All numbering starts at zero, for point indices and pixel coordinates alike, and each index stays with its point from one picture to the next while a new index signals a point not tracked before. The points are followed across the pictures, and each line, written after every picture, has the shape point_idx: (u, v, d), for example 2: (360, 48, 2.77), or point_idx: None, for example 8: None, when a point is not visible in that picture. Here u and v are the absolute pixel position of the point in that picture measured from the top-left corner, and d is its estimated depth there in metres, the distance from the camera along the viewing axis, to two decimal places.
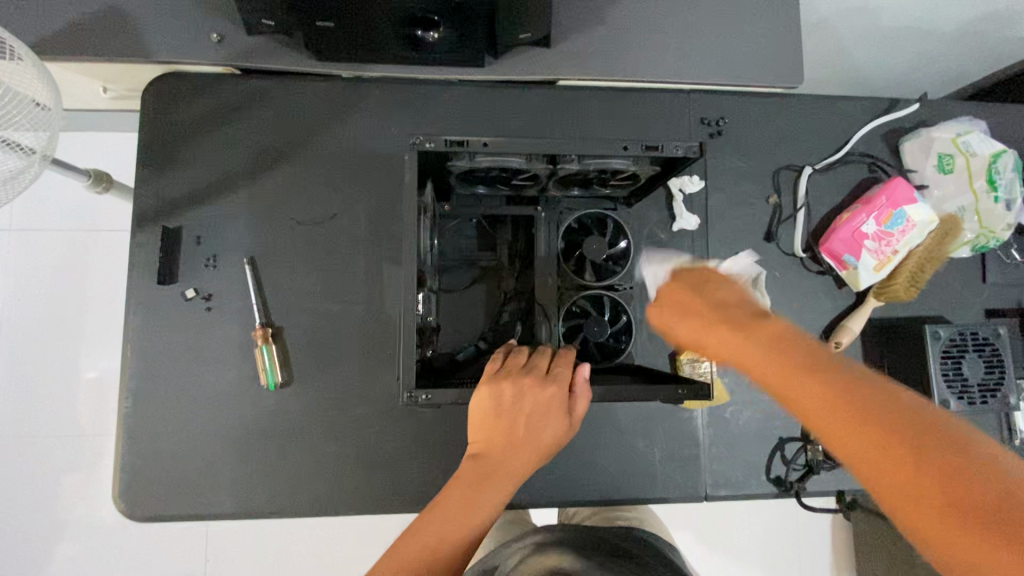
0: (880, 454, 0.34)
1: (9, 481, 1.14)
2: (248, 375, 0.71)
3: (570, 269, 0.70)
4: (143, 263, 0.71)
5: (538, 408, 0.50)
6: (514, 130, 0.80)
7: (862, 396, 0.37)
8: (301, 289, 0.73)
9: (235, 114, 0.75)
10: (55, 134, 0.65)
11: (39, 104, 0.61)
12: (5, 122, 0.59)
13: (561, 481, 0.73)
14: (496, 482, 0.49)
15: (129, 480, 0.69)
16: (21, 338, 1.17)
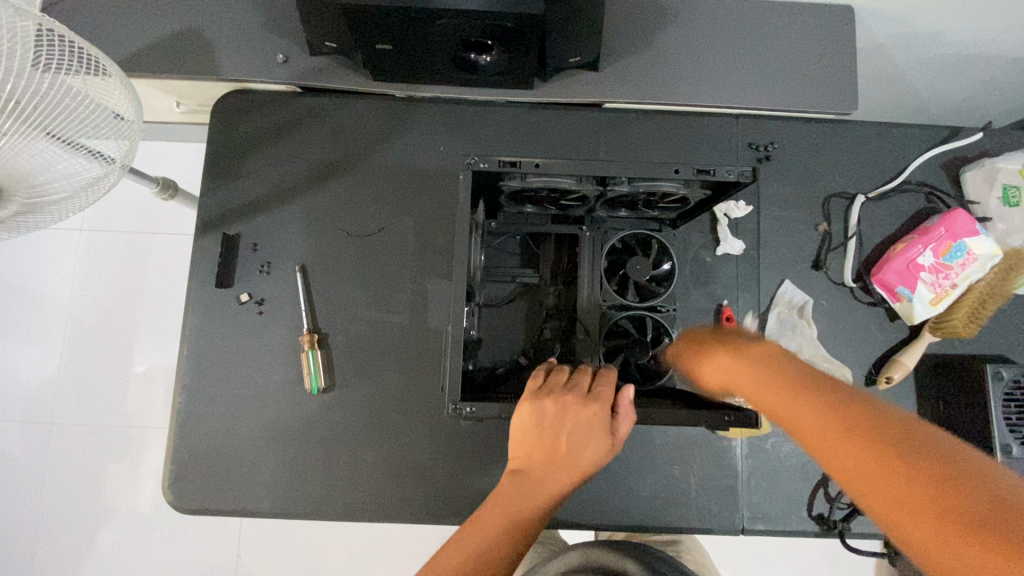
0: (891, 490, 0.33)
1: (71, 464, 1.25)
2: (293, 378, 0.74)
3: (613, 289, 0.69)
4: (203, 267, 0.76)
5: (580, 430, 0.51)
6: (558, 150, 0.82)
7: (879, 427, 0.36)
8: (347, 298, 0.76)
9: (296, 129, 0.80)
10: (135, 143, 0.70)
11: (121, 116, 0.66)
12: (91, 133, 0.64)
13: (593, 503, 0.73)
14: (535, 500, 0.49)
15: (178, 472, 0.72)
16: (88, 331, 1.26)
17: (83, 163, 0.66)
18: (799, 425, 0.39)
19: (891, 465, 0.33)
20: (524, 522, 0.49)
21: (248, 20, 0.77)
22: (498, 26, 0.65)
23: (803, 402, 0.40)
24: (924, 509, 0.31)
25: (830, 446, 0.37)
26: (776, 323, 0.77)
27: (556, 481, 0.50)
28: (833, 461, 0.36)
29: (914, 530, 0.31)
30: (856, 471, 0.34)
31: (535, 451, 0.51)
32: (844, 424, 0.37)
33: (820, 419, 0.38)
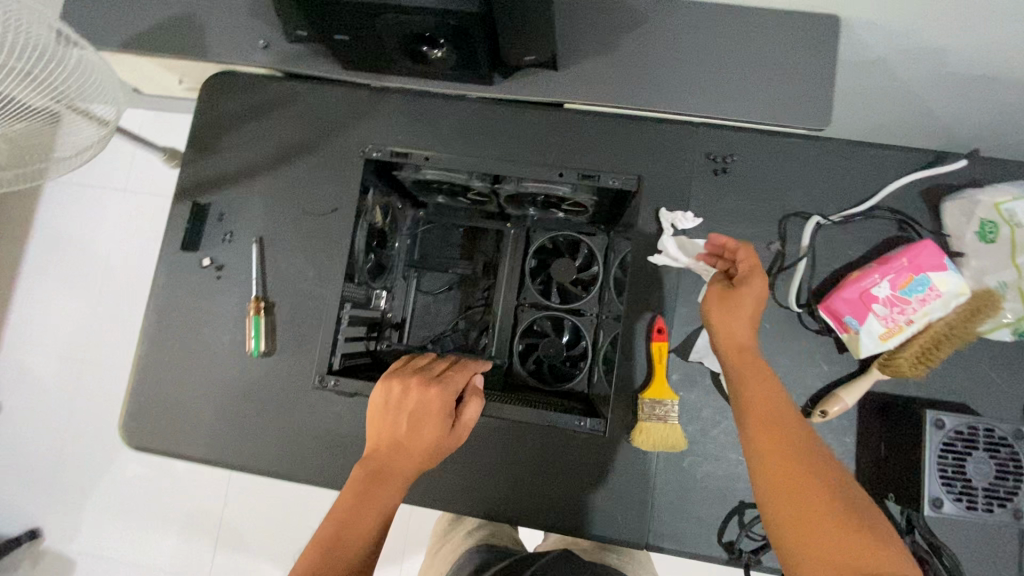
0: (796, 466, 0.53)
1: (107, 393, 1.52)
2: (240, 340, 0.80)
3: (534, 288, 0.72)
4: (175, 230, 0.83)
5: (426, 419, 0.56)
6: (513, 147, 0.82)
7: (796, 443, 0.55)
8: (296, 272, 0.81)
9: (269, 111, 0.86)
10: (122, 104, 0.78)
11: (104, 83, 0.75)
12: (81, 100, 0.73)
13: (500, 494, 0.75)
14: (386, 487, 0.54)
15: (132, 413, 0.80)
16: (129, 284, 1.55)
17: (80, 124, 0.76)
18: (791, 447, 0.54)
19: (797, 454, 0.54)
20: (376, 510, 0.53)
21: (237, 7, 0.84)
22: (441, 23, 0.67)
23: (787, 414, 0.57)
24: (803, 484, 0.52)
25: (778, 441, 0.55)
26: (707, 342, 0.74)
27: (400, 468, 0.54)
28: (778, 452, 0.54)
29: (804, 500, 0.51)
30: (781, 456, 0.54)
31: (383, 437, 0.56)
32: (792, 433, 0.56)
33: (791, 425, 0.56)
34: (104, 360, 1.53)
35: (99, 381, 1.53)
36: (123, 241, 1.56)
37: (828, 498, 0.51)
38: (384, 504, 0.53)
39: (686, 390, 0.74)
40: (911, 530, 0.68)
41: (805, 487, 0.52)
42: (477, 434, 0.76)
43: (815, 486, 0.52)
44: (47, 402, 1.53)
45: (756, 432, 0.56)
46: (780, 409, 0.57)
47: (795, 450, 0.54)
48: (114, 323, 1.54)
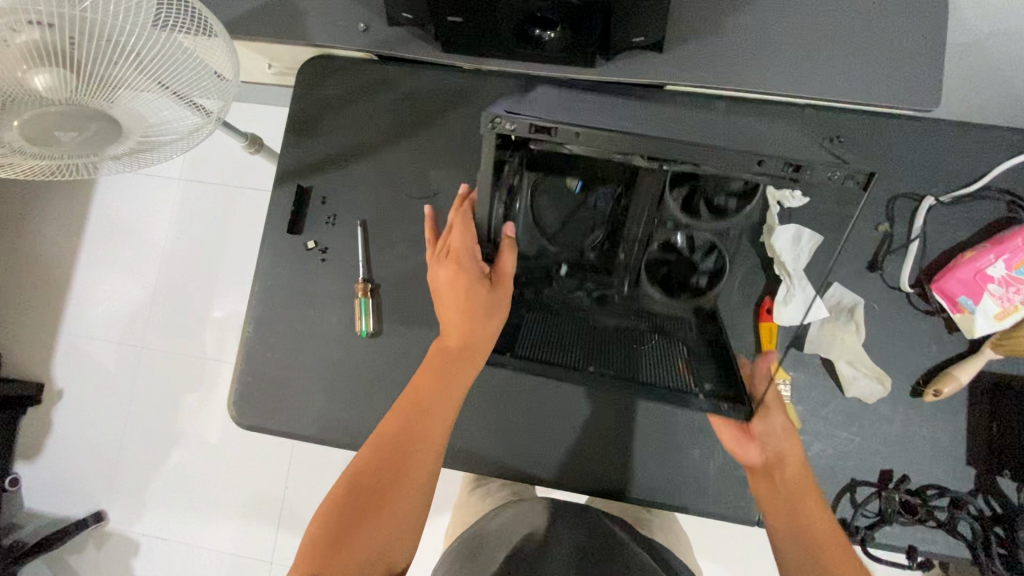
0: (810, 537, 0.66)
1: (166, 379, 1.54)
2: (346, 322, 0.81)
3: (674, 205, 0.68)
4: (277, 214, 0.84)
5: (462, 343, 0.73)
6: (627, 117, 0.75)
7: (818, 525, 0.67)
8: (400, 254, 0.82)
9: (368, 94, 0.86)
10: (229, 101, 0.76)
11: (221, 75, 0.72)
12: (195, 89, 0.70)
13: (610, 473, 0.76)
14: (419, 434, 0.68)
15: (240, 392, 0.81)
16: (186, 272, 1.56)
17: (187, 112, 0.73)
18: (810, 530, 0.66)
19: (812, 531, 0.66)
20: (415, 448, 0.67)
21: None
22: (564, 4, 0.67)
23: (814, 506, 0.69)
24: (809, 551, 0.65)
25: (802, 520, 0.67)
26: (819, 326, 0.75)
27: (434, 424, 0.69)
28: (796, 527, 0.67)
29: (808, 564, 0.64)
30: (799, 530, 0.67)
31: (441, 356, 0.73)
32: (816, 516, 0.67)
33: (816, 513, 0.68)
34: (164, 347, 1.55)
35: (158, 366, 1.55)
36: (180, 229, 1.57)
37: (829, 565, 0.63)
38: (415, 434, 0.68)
39: (795, 370, 0.75)
40: None
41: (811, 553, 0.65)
42: (586, 412, 0.77)
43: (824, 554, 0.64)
44: (108, 389, 1.55)
45: (783, 514, 0.69)
46: (808, 503, 0.69)
47: (812, 527, 0.67)
48: (173, 310, 1.55)
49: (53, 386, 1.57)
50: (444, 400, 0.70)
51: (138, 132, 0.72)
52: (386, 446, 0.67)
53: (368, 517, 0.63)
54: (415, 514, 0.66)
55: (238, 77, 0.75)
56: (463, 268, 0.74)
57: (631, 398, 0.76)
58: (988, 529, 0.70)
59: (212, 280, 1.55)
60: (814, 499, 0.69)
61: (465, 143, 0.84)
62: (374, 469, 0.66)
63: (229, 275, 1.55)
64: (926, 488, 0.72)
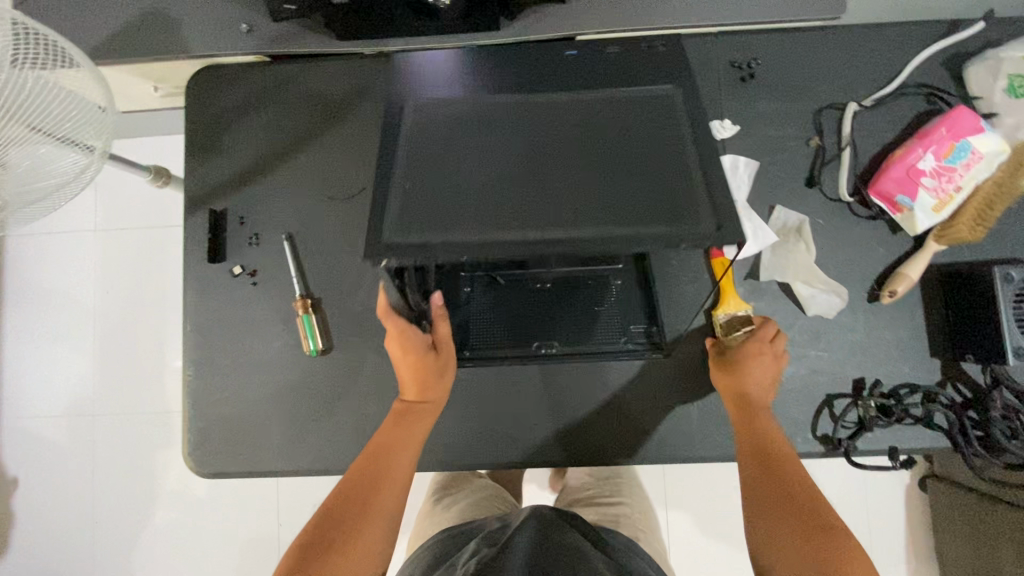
0: (792, 494, 0.61)
1: (127, 441, 1.45)
2: (293, 343, 0.76)
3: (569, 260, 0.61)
4: (194, 244, 0.77)
5: (416, 404, 0.70)
6: (510, 150, 0.59)
7: (800, 483, 0.62)
8: (336, 262, 0.77)
9: (267, 99, 0.80)
10: (110, 135, 0.67)
11: (94, 105, 0.64)
12: (65, 121, 0.62)
13: (593, 438, 0.74)
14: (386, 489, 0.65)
15: (195, 440, 0.76)
16: (125, 326, 1.46)
17: (60, 150, 0.63)
18: (797, 484, 0.62)
19: (797, 487, 0.61)
20: (389, 495, 0.64)
21: None
22: None
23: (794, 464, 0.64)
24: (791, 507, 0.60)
25: (789, 473, 0.63)
26: (770, 251, 0.74)
27: (400, 461, 0.66)
28: (783, 479, 0.62)
29: (788, 514, 0.59)
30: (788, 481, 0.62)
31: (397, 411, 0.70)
32: (797, 473, 0.63)
33: (797, 470, 0.63)
34: (117, 410, 1.45)
35: (115, 430, 1.45)
36: (108, 284, 1.47)
37: (814, 519, 0.58)
38: (382, 474, 0.65)
39: (755, 299, 0.75)
40: (997, 386, 0.71)
41: (791, 508, 0.60)
42: (557, 385, 0.75)
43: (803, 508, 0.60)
44: (67, 465, 1.45)
45: (776, 465, 0.64)
46: (784, 455, 0.65)
47: (791, 478, 0.63)
48: (117, 370, 1.46)
49: (5, 475, 1.46)
50: (406, 443, 0.68)
51: (13, 189, 0.63)
52: (360, 473, 0.65)
53: (338, 542, 0.60)
54: (384, 552, 0.62)
55: (116, 107, 0.68)
56: (407, 339, 0.70)
57: (601, 360, 0.74)
58: (961, 414, 0.71)
59: (155, 331, 1.46)
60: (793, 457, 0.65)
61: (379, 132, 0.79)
62: (351, 488, 0.64)
63: (172, 321, 1.46)
64: (899, 387, 0.73)
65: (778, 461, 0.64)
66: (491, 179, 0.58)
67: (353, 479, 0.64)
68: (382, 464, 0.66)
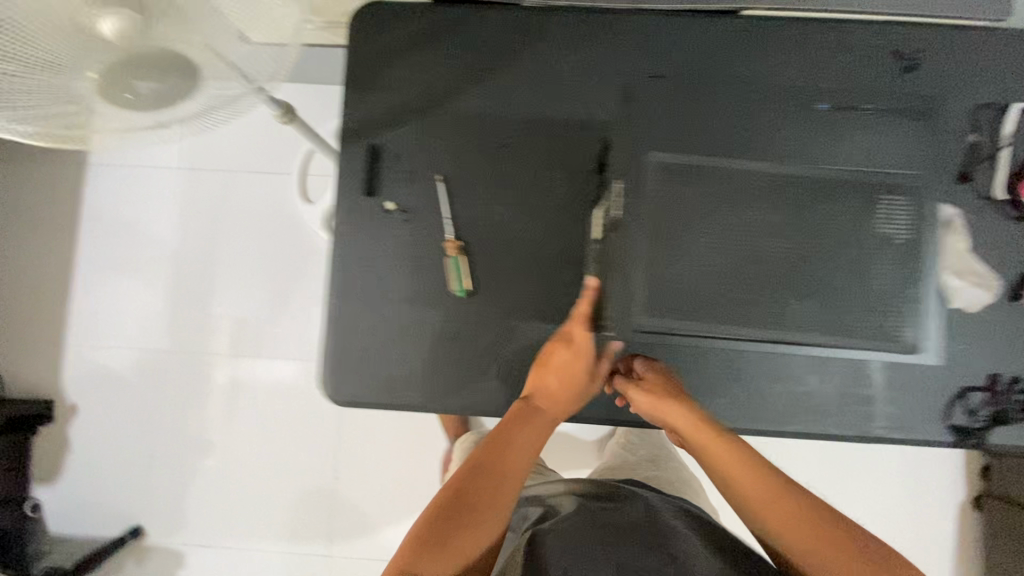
0: (788, 519, 0.57)
1: (195, 379, 1.45)
2: (438, 282, 0.77)
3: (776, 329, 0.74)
4: (348, 176, 0.78)
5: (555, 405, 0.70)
6: (747, 246, 0.75)
7: (824, 521, 0.57)
8: (487, 208, 0.77)
9: (428, 41, 0.79)
10: (281, 71, 0.62)
11: (272, 38, 0.59)
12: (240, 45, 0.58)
13: (730, 405, 0.75)
14: (515, 476, 0.61)
15: (333, 369, 0.77)
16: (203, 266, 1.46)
17: (225, 74, 0.58)
18: (788, 521, 0.57)
19: (828, 524, 0.57)
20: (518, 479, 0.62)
21: None
22: None
23: (790, 494, 0.58)
24: (828, 550, 0.55)
25: (775, 505, 0.58)
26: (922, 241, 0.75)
27: (519, 437, 0.64)
28: (776, 516, 0.58)
29: (816, 551, 0.55)
30: (771, 509, 0.58)
31: (525, 404, 0.69)
32: (814, 509, 0.58)
33: (783, 492, 0.59)
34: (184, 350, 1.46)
35: (184, 368, 1.45)
36: (185, 224, 1.47)
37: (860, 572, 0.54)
38: (518, 458, 0.63)
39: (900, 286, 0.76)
40: None
41: (809, 537, 0.56)
42: (699, 350, 0.75)
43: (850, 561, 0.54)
44: (129, 400, 1.45)
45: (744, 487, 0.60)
46: (771, 480, 0.60)
47: (808, 514, 0.57)
48: (193, 308, 1.46)
49: (64, 401, 1.45)
50: (532, 431, 0.66)
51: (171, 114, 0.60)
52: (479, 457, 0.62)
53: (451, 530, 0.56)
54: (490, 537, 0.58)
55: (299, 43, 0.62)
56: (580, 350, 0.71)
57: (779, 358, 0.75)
58: None
59: (223, 277, 1.46)
60: (776, 475, 0.60)
61: (539, 82, 0.78)
62: (467, 479, 0.60)
63: (248, 267, 1.46)
64: None
65: (734, 474, 0.61)
66: (731, 275, 0.74)
67: (467, 466, 0.61)
68: (512, 448, 0.63)
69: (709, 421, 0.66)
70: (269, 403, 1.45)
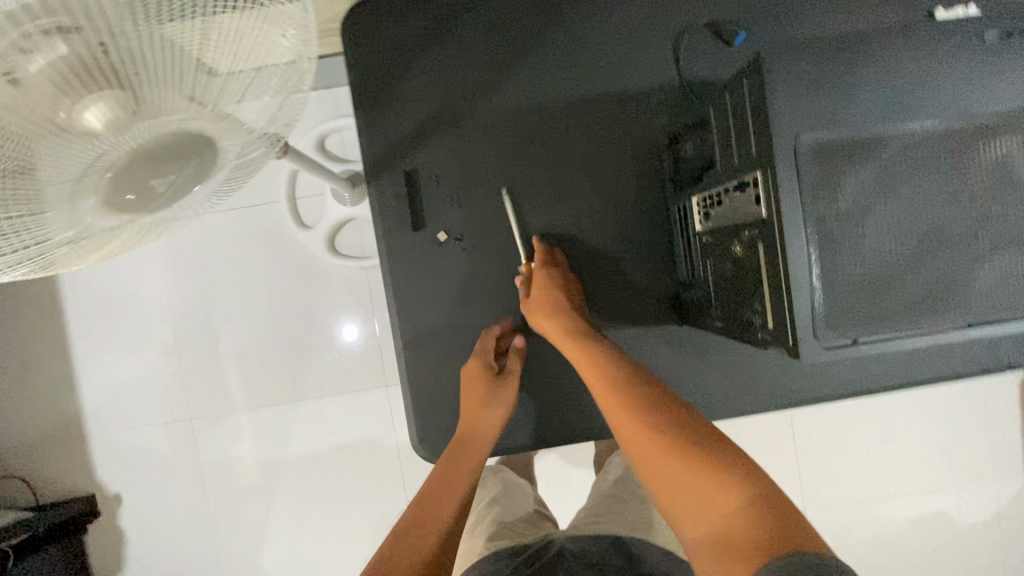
0: (679, 466, 0.43)
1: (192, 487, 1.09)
2: (514, 309, 0.70)
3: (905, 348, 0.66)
4: (388, 213, 0.68)
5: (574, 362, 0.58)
6: None
7: (697, 445, 0.44)
8: (550, 215, 0.69)
9: (440, 36, 0.68)
10: (291, 105, 0.50)
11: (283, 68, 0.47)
12: (248, 93, 0.45)
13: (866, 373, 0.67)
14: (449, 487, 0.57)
15: (423, 428, 0.69)
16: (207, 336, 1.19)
17: (233, 131, 0.46)
18: (650, 453, 0.46)
19: (705, 458, 0.42)
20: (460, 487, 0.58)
21: None
22: None
23: (691, 429, 0.46)
24: (696, 480, 0.42)
25: (655, 448, 0.46)
26: None
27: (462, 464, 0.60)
28: (643, 448, 0.46)
29: (685, 501, 0.42)
30: (646, 449, 0.46)
31: (476, 393, 0.65)
32: (680, 441, 0.45)
33: (655, 428, 0.47)
34: None
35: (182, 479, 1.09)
36: (174, 263, 1.09)
37: (734, 506, 0.39)
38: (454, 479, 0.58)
39: None
40: None
41: (689, 483, 0.42)
42: None
43: (714, 495, 0.40)
44: (170, 496, 1.09)
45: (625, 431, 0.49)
46: (651, 413, 0.48)
47: (669, 446, 0.45)
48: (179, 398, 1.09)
49: None
50: (478, 436, 0.63)
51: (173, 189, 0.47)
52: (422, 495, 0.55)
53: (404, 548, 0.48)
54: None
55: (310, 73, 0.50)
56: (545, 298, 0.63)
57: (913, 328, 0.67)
58: None
59: (227, 316, 1.09)
60: (680, 417, 0.47)
61: (577, 60, 0.68)
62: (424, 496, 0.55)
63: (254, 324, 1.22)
64: None
65: (623, 424, 0.49)
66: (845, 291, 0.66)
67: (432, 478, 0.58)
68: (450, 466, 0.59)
69: (632, 370, 0.54)
70: (362, 460, 1.10)
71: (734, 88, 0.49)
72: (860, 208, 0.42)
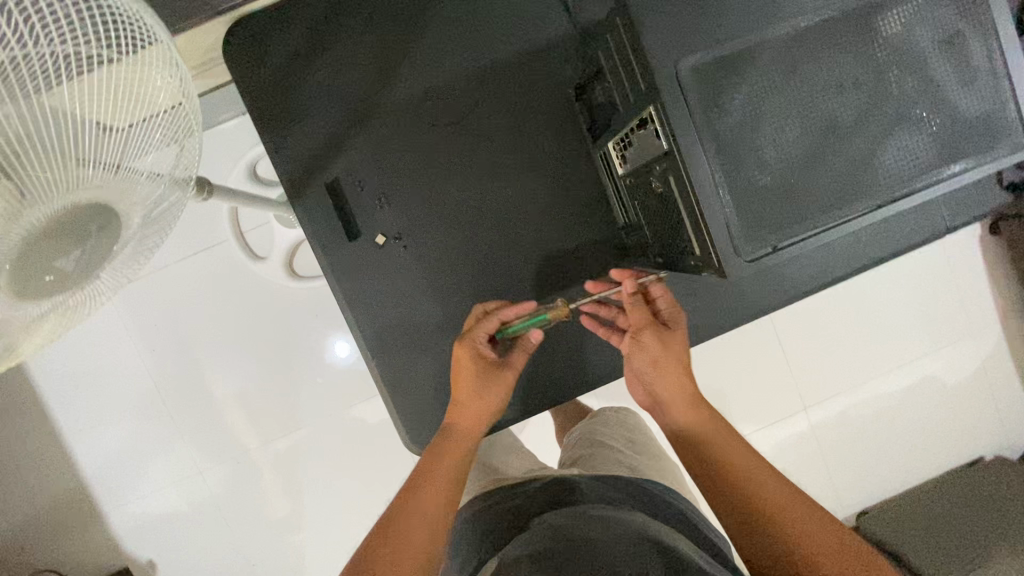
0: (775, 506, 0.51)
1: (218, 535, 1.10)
2: (469, 292, 0.70)
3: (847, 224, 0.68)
4: (320, 229, 0.67)
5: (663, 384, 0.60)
6: None
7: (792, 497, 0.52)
8: (481, 193, 0.69)
9: (325, 39, 0.66)
10: (185, 150, 0.48)
11: (167, 116, 0.44)
12: (133, 147, 0.43)
13: (823, 269, 0.68)
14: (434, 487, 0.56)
15: (411, 427, 0.70)
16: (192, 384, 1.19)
17: (122, 186, 0.44)
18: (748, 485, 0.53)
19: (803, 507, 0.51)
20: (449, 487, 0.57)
21: None
22: None
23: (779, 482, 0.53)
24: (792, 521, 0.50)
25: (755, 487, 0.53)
26: None
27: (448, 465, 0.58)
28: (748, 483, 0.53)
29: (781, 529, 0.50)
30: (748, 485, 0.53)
31: (469, 385, 0.61)
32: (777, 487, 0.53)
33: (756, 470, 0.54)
34: None
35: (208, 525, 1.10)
36: (140, 322, 1.07)
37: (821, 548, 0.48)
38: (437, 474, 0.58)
39: None
40: None
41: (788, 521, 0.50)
42: None
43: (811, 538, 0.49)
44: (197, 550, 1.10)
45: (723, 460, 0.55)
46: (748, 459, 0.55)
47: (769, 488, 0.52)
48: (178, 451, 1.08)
49: None
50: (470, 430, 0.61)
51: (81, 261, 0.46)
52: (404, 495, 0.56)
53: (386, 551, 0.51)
54: None
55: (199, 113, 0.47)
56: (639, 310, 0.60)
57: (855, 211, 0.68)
58: None
59: (206, 360, 1.08)
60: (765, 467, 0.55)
61: (468, 31, 0.67)
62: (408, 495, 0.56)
63: None
64: None
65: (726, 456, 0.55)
66: None
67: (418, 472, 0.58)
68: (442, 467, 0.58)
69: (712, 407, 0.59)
70: (371, 470, 1.10)
71: (616, 27, 0.49)
72: (753, 119, 0.43)
